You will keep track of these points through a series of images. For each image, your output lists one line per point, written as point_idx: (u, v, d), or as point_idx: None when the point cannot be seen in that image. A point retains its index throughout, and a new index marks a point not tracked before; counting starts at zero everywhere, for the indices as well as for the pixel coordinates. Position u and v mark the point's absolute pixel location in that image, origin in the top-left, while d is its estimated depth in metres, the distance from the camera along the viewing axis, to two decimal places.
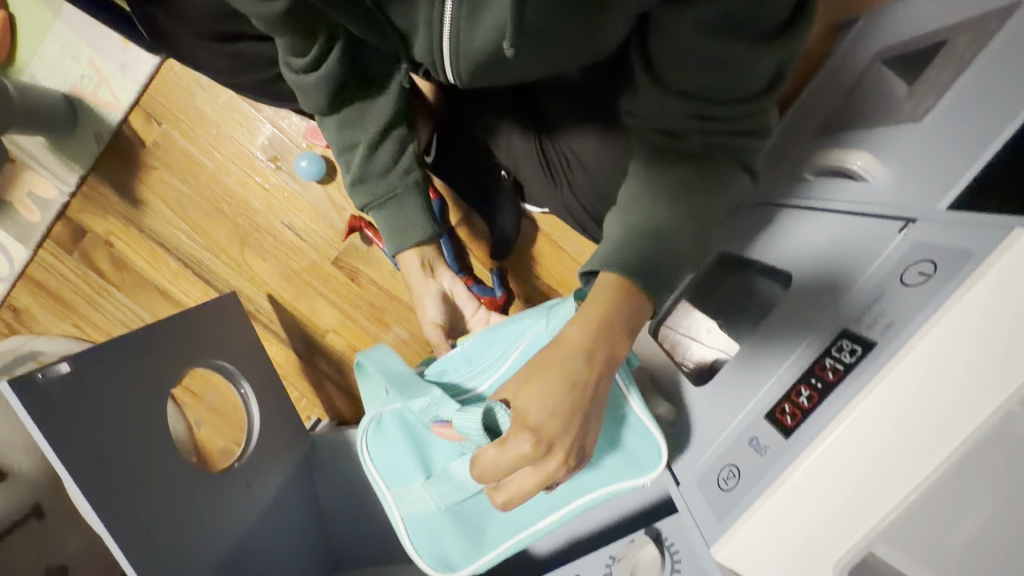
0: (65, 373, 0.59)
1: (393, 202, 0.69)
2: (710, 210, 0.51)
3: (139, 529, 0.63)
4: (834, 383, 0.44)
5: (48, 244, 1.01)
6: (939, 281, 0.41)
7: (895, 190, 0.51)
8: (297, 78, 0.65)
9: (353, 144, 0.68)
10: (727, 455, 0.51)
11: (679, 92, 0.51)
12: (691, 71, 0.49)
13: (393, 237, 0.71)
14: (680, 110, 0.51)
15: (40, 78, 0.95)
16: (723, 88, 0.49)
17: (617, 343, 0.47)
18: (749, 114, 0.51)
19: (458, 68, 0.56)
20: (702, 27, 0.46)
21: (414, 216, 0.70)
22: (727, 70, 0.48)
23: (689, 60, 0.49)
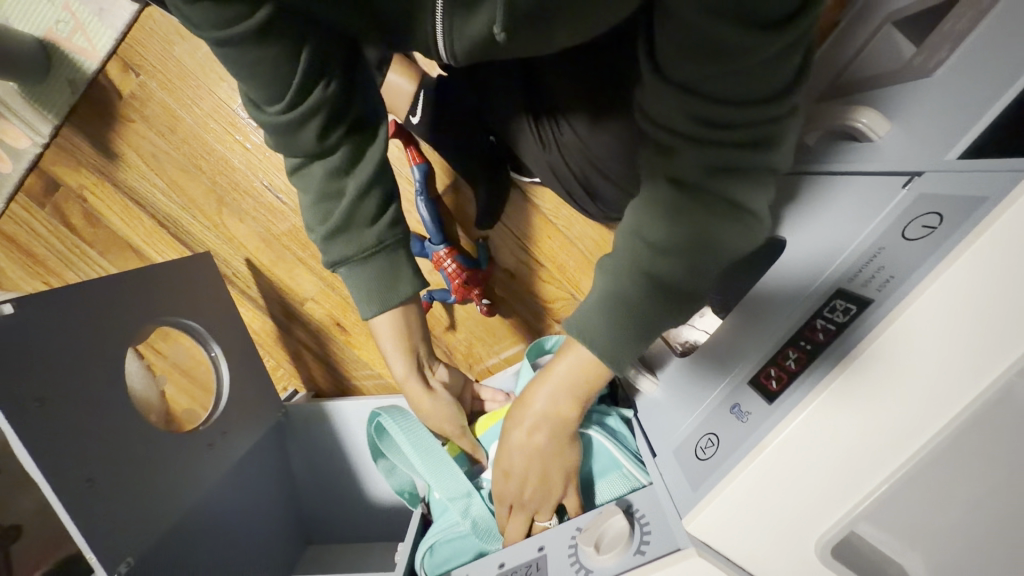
0: (9, 314, 0.57)
1: (381, 255, 0.60)
2: (702, 269, 0.45)
3: (82, 478, 0.60)
4: (824, 345, 0.40)
5: (19, 197, 0.98)
6: (943, 233, 0.37)
7: (902, 148, 0.48)
8: (272, 117, 0.54)
9: (340, 191, 0.58)
10: (706, 423, 0.47)
11: (679, 89, 0.40)
12: (698, 68, 0.38)
13: (376, 296, 0.61)
14: (680, 114, 0.41)
15: (14, 23, 0.92)
16: (733, 87, 0.39)
17: (565, 410, 0.52)
18: (769, 122, 0.41)
19: (452, 50, 0.49)
20: (708, 14, 0.36)
21: (404, 270, 0.61)
22: (734, 60, 0.37)
23: (688, 42, 0.38)
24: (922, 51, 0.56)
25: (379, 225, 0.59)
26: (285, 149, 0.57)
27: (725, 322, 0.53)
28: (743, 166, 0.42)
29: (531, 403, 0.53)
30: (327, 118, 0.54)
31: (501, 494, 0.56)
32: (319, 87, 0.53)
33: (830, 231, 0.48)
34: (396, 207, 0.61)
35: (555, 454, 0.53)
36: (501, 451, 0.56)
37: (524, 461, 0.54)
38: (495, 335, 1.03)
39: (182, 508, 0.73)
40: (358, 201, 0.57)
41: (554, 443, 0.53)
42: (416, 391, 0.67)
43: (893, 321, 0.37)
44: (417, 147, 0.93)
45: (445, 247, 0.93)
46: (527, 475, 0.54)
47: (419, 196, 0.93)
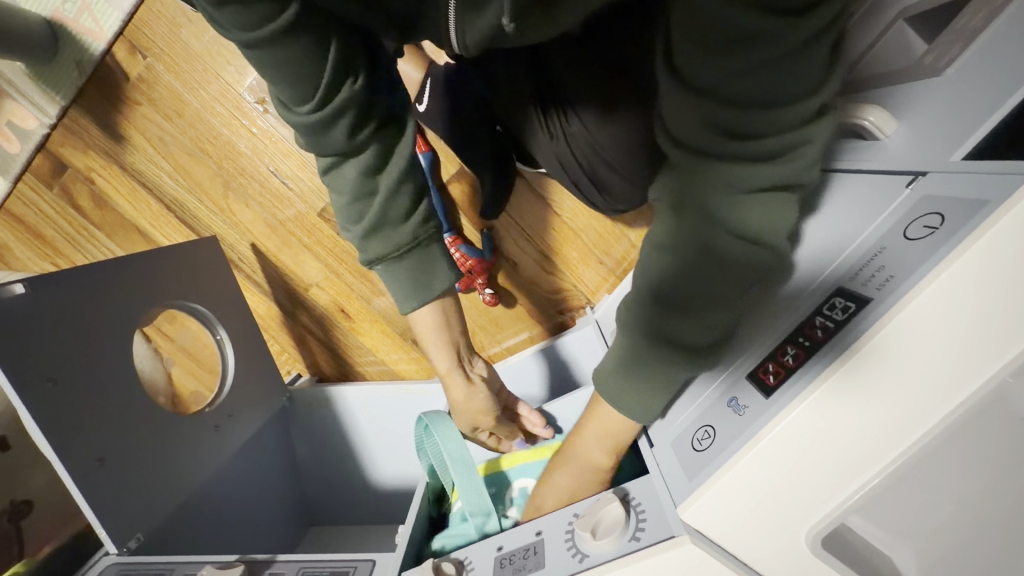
0: (20, 294, 0.59)
1: (416, 251, 0.60)
2: (717, 300, 0.45)
3: (90, 454, 0.62)
4: (822, 342, 0.41)
5: (27, 177, 0.99)
6: (944, 234, 0.38)
7: (908, 147, 0.48)
8: (301, 119, 0.54)
9: (371, 191, 0.58)
10: (703, 416, 0.48)
11: (695, 93, 0.40)
12: (718, 72, 0.38)
13: (413, 293, 0.61)
14: (695, 121, 0.41)
15: (22, 3, 0.92)
16: (755, 89, 0.38)
17: (601, 461, 0.57)
18: (789, 131, 0.40)
19: (463, 40, 0.50)
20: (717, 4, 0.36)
21: (438, 264, 0.61)
22: (753, 53, 0.36)
23: (709, 42, 0.37)
24: (933, 49, 0.55)
25: (412, 221, 0.59)
26: (316, 151, 0.57)
27: None
28: (763, 172, 0.41)
29: (571, 453, 0.59)
30: (356, 115, 0.54)
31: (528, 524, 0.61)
32: (346, 87, 0.53)
33: (834, 229, 0.48)
34: (428, 202, 0.61)
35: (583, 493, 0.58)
36: (540, 488, 0.60)
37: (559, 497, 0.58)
38: (497, 325, 1.04)
39: (188, 486, 0.74)
40: (389, 199, 0.58)
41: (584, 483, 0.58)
42: (456, 383, 0.66)
43: (891, 320, 0.37)
44: (422, 135, 0.93)
45: (451, 235, 0.97)
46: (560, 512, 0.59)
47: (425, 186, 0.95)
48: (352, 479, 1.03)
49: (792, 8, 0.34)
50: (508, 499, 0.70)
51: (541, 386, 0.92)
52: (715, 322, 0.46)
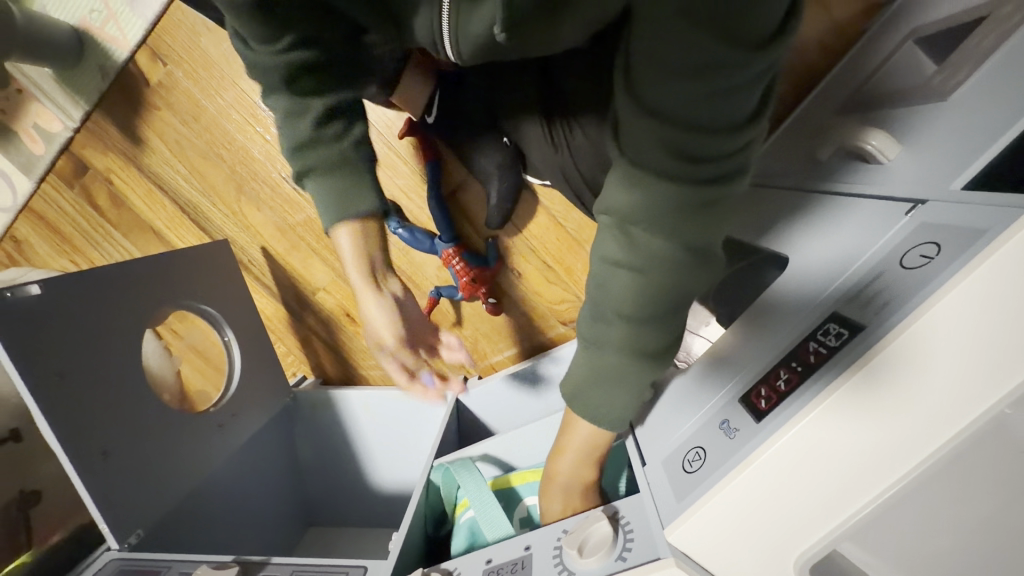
0: (35, 294, 0.61)
1: (340, 172, 0.60)
2: (680, 313, 0.47)
3: (95, 450, 0.63)
4: (815, 366, 0.41)
5: (50, 177, 1.02)
6: (940, 264, 0.37)
7: (913, 171, 0.47)
8: (257, 53, 0.59)
9: (302, 114, 0.60)
10: (695, 437, 0.48)
11: (659, 117, 0.40)
12: (679, 93, 0.38)
13: (332, 210, 0.60)
14: (653, 141, 0.41)
15: (51, 10, 0.95)
16: (709, 109, 0.38)
17: (585, 474, 0.58)
18: (736, 152, 0.41)
19: (458, 47, 0.51)
20: (676, 30, 0.36)
21: (361, 188, 0.60)
22: (710, 82, 0.37)
23: (664, 64, 0.38)
24: (944, 70, 0.55)
25: (340, 143, 0.60)
26: (264, 83, 0.61)
27: (725, 335, 0.53)
28: (711, 195, 0.42)
29: (556, 478, 0.59)
30: (308, 59, 0.59)
31: None
32: (302, 41, 0.58)
33: (832, 253, 0.48)
34: (361, 134, 0.63)
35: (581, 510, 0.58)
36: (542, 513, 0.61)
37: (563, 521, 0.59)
38: (500, 334, 1.05)
39: (190, 485, 0.76)
40: (321, 124, 0.60)
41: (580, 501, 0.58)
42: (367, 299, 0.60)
43: (883, 348, 0.37)
44: (430, 143, 0.93)
45: (453, 245, 0.95)
46: None
47: (430, 195, 0.95)
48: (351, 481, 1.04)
49: (753, 42, 0.35)
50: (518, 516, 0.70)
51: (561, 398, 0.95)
52: (665, 332, 0.48)
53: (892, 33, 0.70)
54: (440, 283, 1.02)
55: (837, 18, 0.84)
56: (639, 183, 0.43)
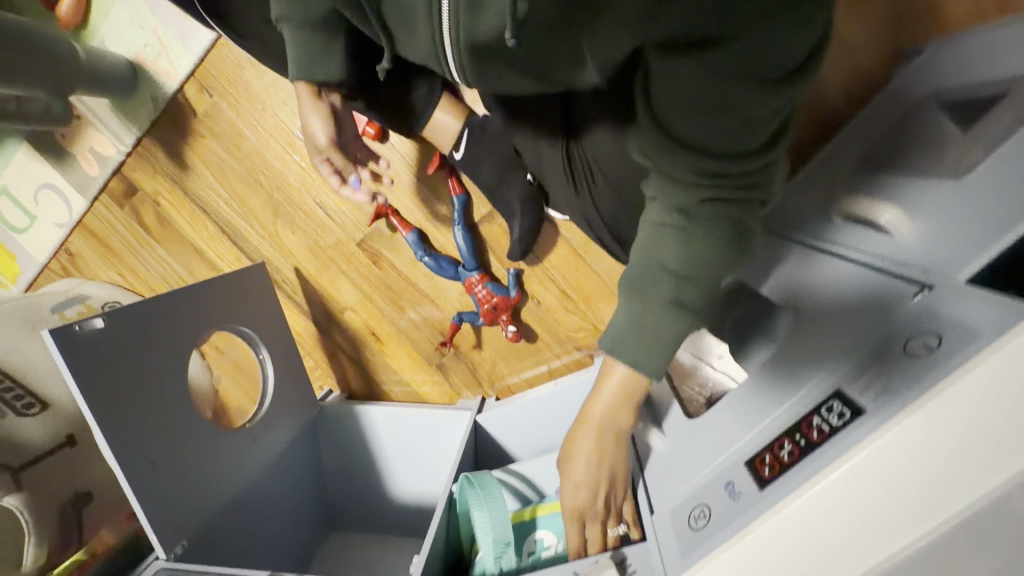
0: (99, 328, 0.66)
1: (317, 28, 0.64)
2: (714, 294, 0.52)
3: (145, 466, 0.69)
4: (817, 444, 0.43)
5: (103, 197, 1.09)
6: (938, 357, 0.40)
7: (921, 248, 0.49)
8: None
9: None
10: (700, 494, 0.52)
11: (686, 143, 0.47)
12: (702, 118, 0.45)
13: (303, 62, 0.67)
14: (685, 159, 0.47)
15: (108, 44, 1.01)
16: (730, 134, 0.45)
17: (620, 422, 0.57)
18: (754, 171, 0.48)
19: (459, 56, 0.52)
20: (699, 76, 0.43)
21: (331, 53, 0.67)
22: (733, 112, 0.44)
23: (689, 102, 0.45)
24: (961, 143, 0.56)
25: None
26: None
27: (735, 398, 0.56)
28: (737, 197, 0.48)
29: (592, 420, 0.57)
30: None
31: (570, 508, 0.60)
32: None
33: (840, 329, 0.50)
34: None
35: (613, 457, 0.58)
36: (566, 462, 0.60)
37: (593, 469, 0.58)
38: (518, 357, 1.08)
39: (226, 497, 0.82)
40: None
41: (612, 448, 0.58)
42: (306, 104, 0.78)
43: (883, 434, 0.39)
44: (455, 178, 0.97)
45: (477, 273, 1.00)
46: (598, 487, 0.59)
47: (457, 226, 0.99)
48: (372, 490, 1.09)
49: (767, 81, 0.43)
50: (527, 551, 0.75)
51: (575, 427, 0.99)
52: None
53: (914, 90, 0.71)
54: (462, 308, 1.06)
55: (859, 65, 0.85)
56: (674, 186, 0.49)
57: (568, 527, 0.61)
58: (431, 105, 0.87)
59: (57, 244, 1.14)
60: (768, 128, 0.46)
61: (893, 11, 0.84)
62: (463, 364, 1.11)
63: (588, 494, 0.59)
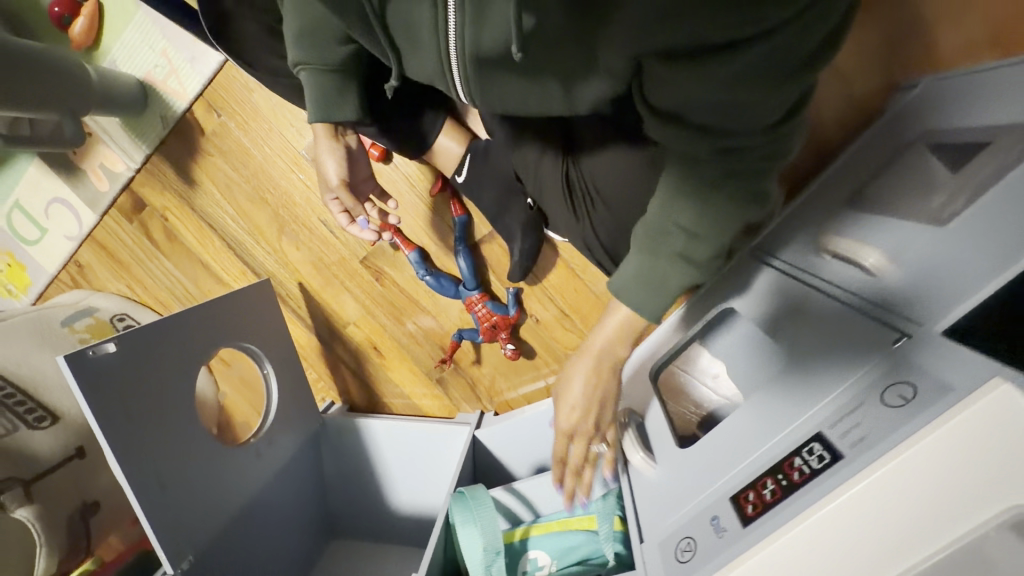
0: (111, 352, 0.68)
1: (338, 75, 0.75)
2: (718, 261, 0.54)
3: (155, 484, 0.72)
4: (797, 485, 0.45)
5: (112, 211, 1.12)
6: (913, 409, 0.42)
7: (902, 291, 0.51)
8: None
9: (311, 14, 0.70)
10: (687, 527, 0.54)
11: (696, 131, 0.48)
12: (700, 109, 0.46)
13: (321, 104, 0.76)
14: (696, 144, 0.48)
15: (120, 64, 1.04)
16: (740, 124, 0.45)
17: (618, 352, 0.62)
18: (766, 156, 0.48)
19: (465, 72, 0.55)
20: (710, 77, 0.43)
21: (348, 96, 0.77)
22: (744, 105, 0.44)
23: (700, 96, 0.45)
24: (948, 188, 0.58)
25: (346, 47, 0.73)
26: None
27: (723, 431, 0.59)
28: (739, 184, 0.49)
29: (590, 348, 0.63)
30: None
31: (562, 424, 0.66)
32: None
33: (824, 371, 0.52)
34: None
35: (606, 382, 0.64)
36: (561, 383, 0.66)
37: (589, 389, 0.64)
38: (516, 372, 1.10)
39: (231, 512, 0.84)
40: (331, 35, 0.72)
41: (607, 374, 0.64)
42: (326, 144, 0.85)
43: (860, 479, 0.41)
44: (456, 200, 1.00)
45: (477, 292, 1.02)
46: (591, 407, 0.64)
47: (458, 246, 1.01)
48: (372, 500, 1.12)
49: (783, 74, 0.42)
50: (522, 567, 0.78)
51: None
52: None
53: (907, 127, 0.72)
54: (462, 325, 1.09)
55: (854, 97, 0.87)
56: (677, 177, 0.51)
57: (557, 437, 0.67)
58: (434, 130, 0.91)
59: (67, 256, 1.16)
60: (773, 118, 0.45)
61: (890, 43, 0.85)
62: (462, 379, 1.13)
63: (581, 415, 0.65)
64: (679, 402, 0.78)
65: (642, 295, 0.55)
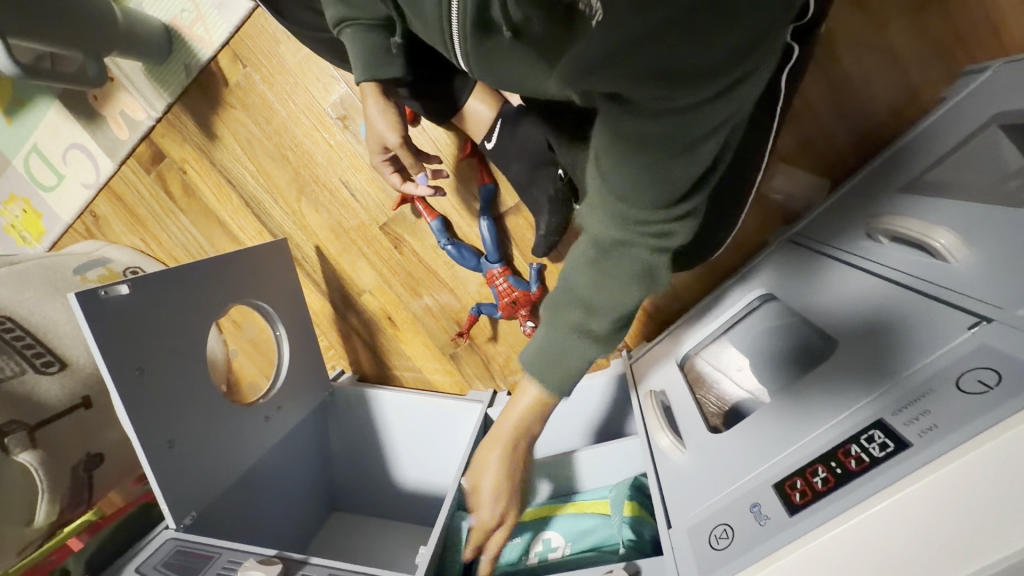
0: (124, 294, 0.66)
1: (380, 33, 0.74)
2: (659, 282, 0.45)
3: (163, 439, 0.70)
4: (855, 473, 0.42)
5: (131, 160, 1.10)
6: (997, 395, 0.37)
7: (972, 277, 0.48)
8: None
9: None
10: (722, 513, 0.50)
11: (617, 178, 0.38)
12: (626, 165, 0.37)
13: (366, 63, 0.74)
14: (615, 194, 0.39)
15: (146, 7, 1.01)
16: (660, 184, 0.37)
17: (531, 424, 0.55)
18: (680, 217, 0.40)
19: (465, 49, 0.56)
20: (635, 124, 0.34)
21: (390, 55, 0.75)
22: (663, 164, 0.36)
23: (622, 142, 0.36)
24: None
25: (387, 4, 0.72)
26: None
27: (770, 411, 0.55)
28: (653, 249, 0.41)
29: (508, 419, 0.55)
30: None
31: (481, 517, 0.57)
32: None
33: (884, 359, 0.48)
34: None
35: (509, 475, 0.56)
36: (475, 469, 0.57)
37: (504, 476, 0.56)
38: None
39: (237, 472, 0.82)
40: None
41: (520, 446, 0.56)
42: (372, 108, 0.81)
43: (945, 465, 0.37)
44: (487, 168, 0.97)
45: (499, 266, 0.98)
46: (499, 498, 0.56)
47: (482, 217, 0.97)
48: (378, 473, 1.10)
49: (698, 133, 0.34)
50: (531, 548, 0.74)
51: (580, 434, 0.96)
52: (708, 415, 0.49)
53: (970, 111, 0.68)
54: (480, 300, 1.05)
55: (911, 84, 0.83)
56: (594, 235, 0.42)
57: (473, 528, 0.59)
58: (465, 92, 0.87)
59: (83, 206, 1.14)
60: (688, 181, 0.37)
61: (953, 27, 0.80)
62: (476, 356, 1.09)
63: (493, 503, 0.56)
64: (703, 391, 0.74)
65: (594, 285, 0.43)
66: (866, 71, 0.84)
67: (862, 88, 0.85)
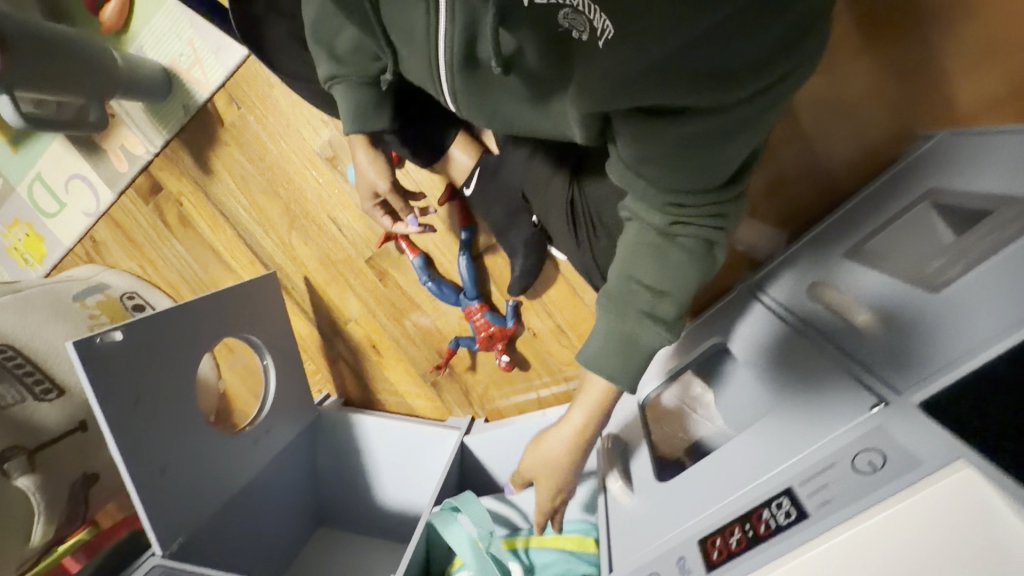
0: (118, 339, 0.71)
1: (371, 88, 0.78)
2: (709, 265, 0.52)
3: (154, 468, 0.75)
4: (763, 538, 0.47)
5: (129, 191, 1.15)
6: (881, 477, 0.43)
7: (884, 353, 0.53)
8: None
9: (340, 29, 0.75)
10: (654, 563, 0.56)
11: (665, 175, 0.49)
12: (672, 162, 0.48)
13: (357, 113, 0.78)
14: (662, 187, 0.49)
15: (147, 49, 1.07)
16: (702, 172, 0.47)
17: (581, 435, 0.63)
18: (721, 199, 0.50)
19: (453, 83, 0.61)
20: (681, 119, 0.46)
21: (379, 108, 0.79)
22: (707, 150, 0.47)
23: (672, 138, 0.47)
24: (950, 254, 0.59)
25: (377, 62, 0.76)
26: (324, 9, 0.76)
27: (704, 465, 0.60)
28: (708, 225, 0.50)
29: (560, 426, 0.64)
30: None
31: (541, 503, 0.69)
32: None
33: (803, 430, 0.53)
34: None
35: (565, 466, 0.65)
36: (527, 461, 0.69)
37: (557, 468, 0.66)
38: (510, 383, 1.11)
39: (224, 496, 0.87)
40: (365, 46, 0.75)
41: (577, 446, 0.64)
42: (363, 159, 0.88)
43: (825, 540, 0.41)
44: (464, 212, 1.02)
45: (477, 302, 1.03)
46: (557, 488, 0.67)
47: (462, 256, 1.03)
48: (361, 492, 1.15)
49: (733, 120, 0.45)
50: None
51: None
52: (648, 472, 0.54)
53: (914, 180, 0.72)
54: (460, 332, 1.10)
55: (868, 142, 0.86)
56: (653, 223, 0.51)
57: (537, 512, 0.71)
58: (451, 140, 0.92)
59: (83, 232, 1.20)
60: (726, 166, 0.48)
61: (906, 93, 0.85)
62: (457, 384, 1.15)
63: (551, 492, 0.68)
64: (676, 427, 0.79)
65: (621, 330, 0.52)
66: (825, 128, 0.90)
67: (820, 143, 0.90)
